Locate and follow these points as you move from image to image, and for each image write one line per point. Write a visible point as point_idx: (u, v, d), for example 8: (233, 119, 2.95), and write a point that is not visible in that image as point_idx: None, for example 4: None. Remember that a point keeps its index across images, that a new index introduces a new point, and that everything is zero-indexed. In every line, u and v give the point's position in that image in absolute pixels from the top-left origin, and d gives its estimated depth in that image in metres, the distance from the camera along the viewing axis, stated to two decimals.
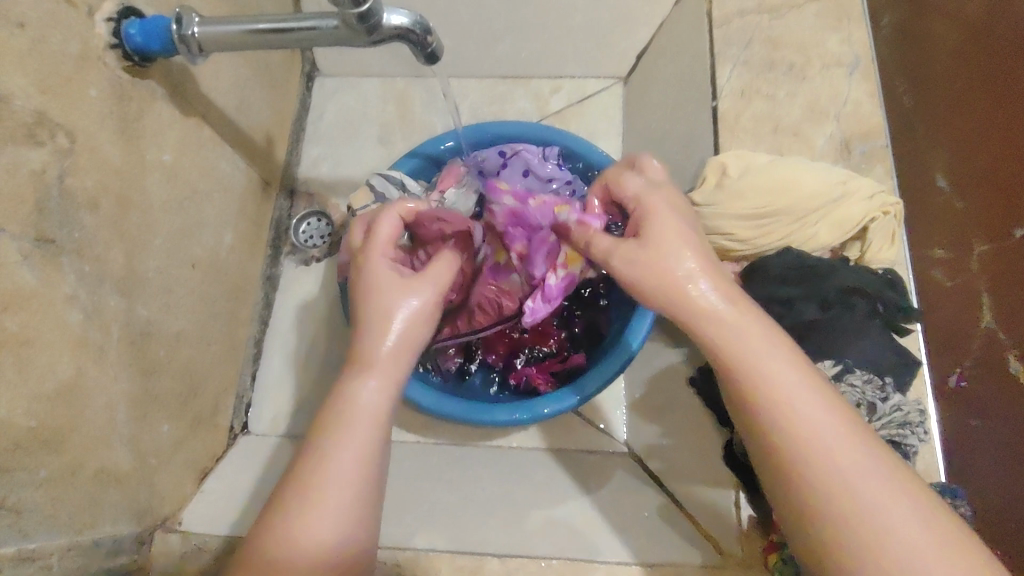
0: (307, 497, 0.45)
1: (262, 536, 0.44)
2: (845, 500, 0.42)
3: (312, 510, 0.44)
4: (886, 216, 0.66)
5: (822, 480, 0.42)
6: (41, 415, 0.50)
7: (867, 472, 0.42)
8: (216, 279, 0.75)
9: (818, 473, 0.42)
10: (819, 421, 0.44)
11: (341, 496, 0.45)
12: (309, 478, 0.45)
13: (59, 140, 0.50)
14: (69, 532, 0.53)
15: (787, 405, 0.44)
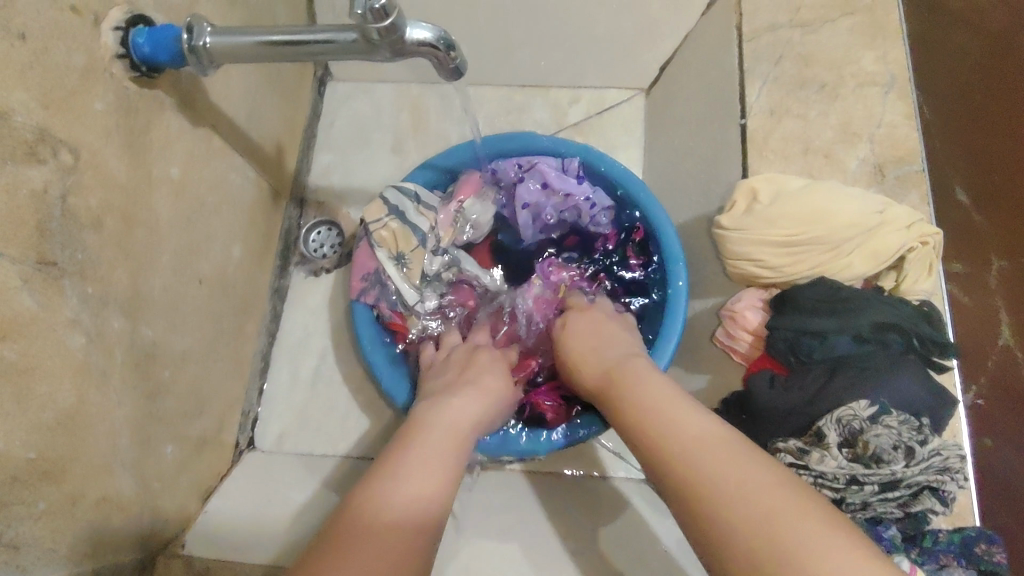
0: (394, 480, 0.43)
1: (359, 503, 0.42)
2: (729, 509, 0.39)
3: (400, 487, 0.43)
4: (924, 246, 0.63)
5: (709, 497, 0.41)
6: (40, 445, 0.47)
7: (726, 458, 0.42)
8: (223, 294, 0.73)
9: (696, 477, 0.42)
10: (688, 420, 0.46)
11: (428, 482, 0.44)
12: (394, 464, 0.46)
13: (61, 157, 0.48)
14: (69, 565, 0.51)
15: (651, 412, 0.49)
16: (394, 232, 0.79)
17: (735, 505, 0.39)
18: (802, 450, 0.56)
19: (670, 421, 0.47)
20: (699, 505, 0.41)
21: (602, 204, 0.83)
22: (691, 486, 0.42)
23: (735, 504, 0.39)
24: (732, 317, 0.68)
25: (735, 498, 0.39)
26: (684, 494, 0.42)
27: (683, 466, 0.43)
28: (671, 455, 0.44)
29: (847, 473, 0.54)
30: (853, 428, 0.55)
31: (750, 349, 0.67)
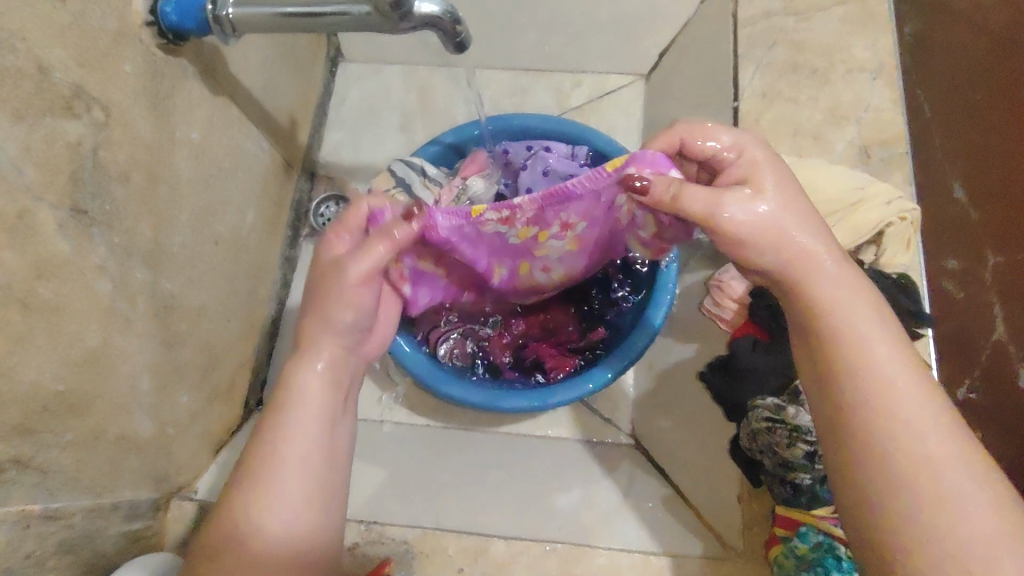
0: (249, 505, 0.44)
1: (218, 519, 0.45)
2: (920, 468, 0.40)
3: (264, 504, 0.44)
4: (904, 221, 0.66)
5: (902, 442, 0.41)
6: (69, 380, 0.51)
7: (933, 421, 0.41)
8: (237, 258, 0.77)
9: (890, 413, 0.42)
10: (896, 377, 0.43)
11: (290, 501, 0.45)
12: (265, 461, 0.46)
13: (94, 114, 0.52)
14: (90, 494, 0.55)
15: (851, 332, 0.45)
16: None
17: (932, 479, 0.40)
18: (779, 407, 0.61)
19: (882, 370, 0.44)
20: (889, 465, 0.41)
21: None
22: (890, 450, 0.41)
23: (935, 487, 0.40)
24: (719, 285, 0.72)
25: (931, 474, 0.40)
26: (874, 448, 0.42)
27: (871, 410, 0.43)
28: (868, 399, 0.43)
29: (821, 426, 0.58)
30: None
31: (734, 316, 0.71)
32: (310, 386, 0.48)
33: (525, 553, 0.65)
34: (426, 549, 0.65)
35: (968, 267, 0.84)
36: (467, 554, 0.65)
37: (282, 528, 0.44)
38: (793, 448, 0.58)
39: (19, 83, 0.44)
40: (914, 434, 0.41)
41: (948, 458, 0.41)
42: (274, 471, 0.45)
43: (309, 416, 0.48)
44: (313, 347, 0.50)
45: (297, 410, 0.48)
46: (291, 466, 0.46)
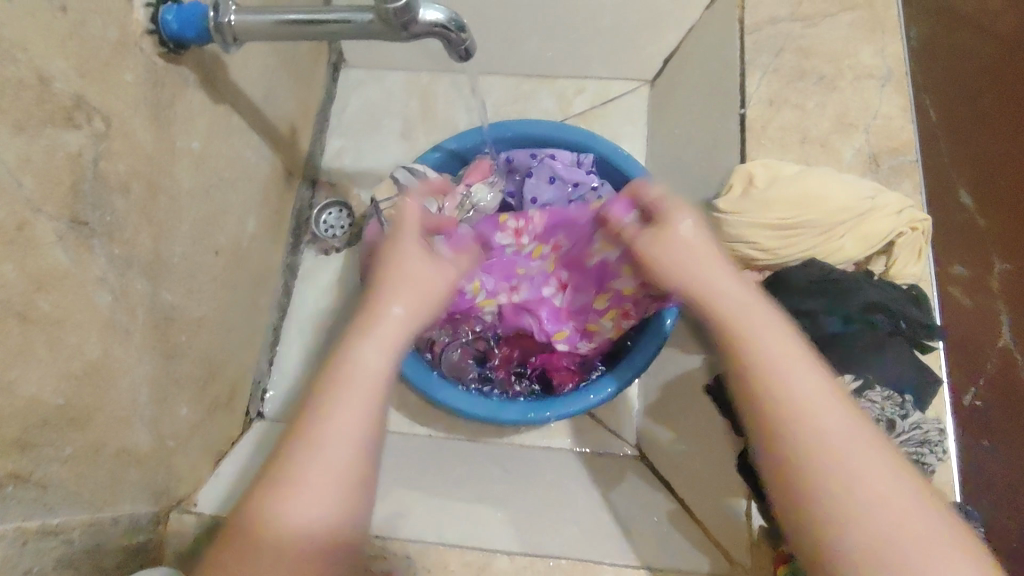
0: (284, 485, 0.41)
1: (247, 522, 0.41)
2: (848, 491, 0.40)
3: (293, 487, 0.41)
4: (914, 231, 0.65)
5: (829, 459, 0.41)
6: (69, 393, 0.51)
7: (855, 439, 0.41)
8: (238, 267, 0.76)
9: (813, 429, 0.42)
10: (806, 390, 0.43)
11: (324, 484, 0.42)
12: (306, 453, 0.42)
13: (95, 124, 0.51)
14: (90, 509, 0.54)
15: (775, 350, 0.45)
16: None
17: (853, 497, 0.40)
18: None
19: (792, 384, 0.43)
20: (812, 485, 0.41)
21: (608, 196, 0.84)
22: (808, 465, 0.41)
23: (856, 499, 0.40)
24: None
25: (854, 488, 0.40)
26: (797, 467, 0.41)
27: (789, 427, 0.42)
28: (780, 415, 0.43)
29: None
30: None
31: None
32: (366, 367, 0.45)
33: (528, 568, 0.61)
34: (428, 564, 0.62)
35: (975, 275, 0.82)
36: (470, 569, 0.62)
37: (309, 514, 0.41)
38: None
39: (20, 93, 0.44)
40: (838, 448, 0.41)
41: (873, 473, 0.41)
42: (317, 460, 0.42)
43: (362, 397, 0.44)
44: (376, 329, 0.47)
45: (346, 390, 0.44)
46: (332, 448, 0.42)
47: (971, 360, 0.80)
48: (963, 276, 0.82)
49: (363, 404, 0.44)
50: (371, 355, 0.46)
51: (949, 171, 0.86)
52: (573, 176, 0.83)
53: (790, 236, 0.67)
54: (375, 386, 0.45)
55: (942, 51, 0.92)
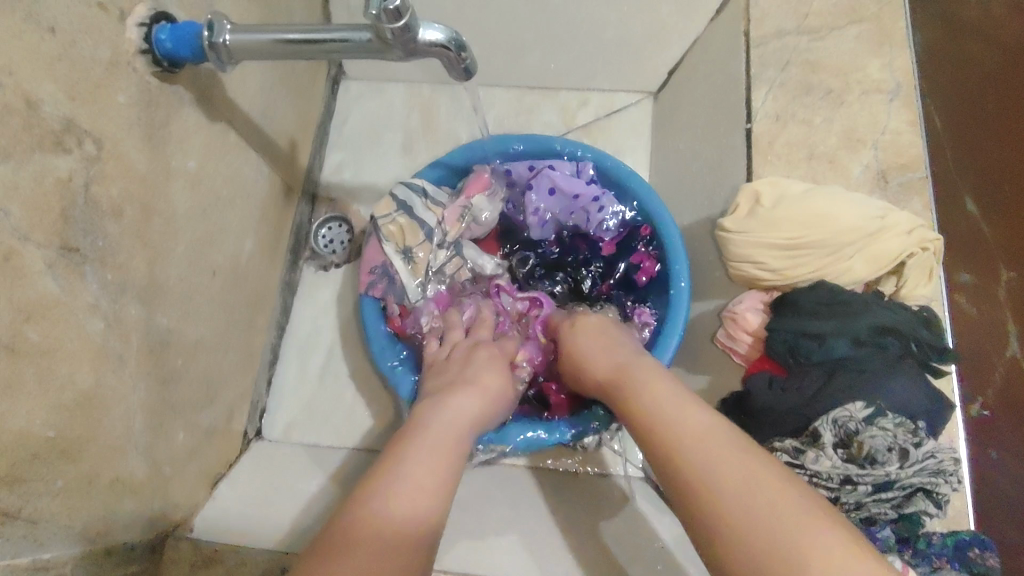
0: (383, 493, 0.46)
1: (336, 529, 0.43)
2: (724, 495, 0.41)
3: (390, 492, 0.46)
4: (925, 251, 0.64)
5: (700, 471, 0.43)
6: (59, 425, 0.49)
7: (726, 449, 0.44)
8: (236, 286, 0.75)
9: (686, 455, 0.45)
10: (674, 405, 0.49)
11: (417, 494, 0.46)
12: (391, 472, 0.47)
13: (86, 148, 0.50)
14: (82, 541, 0.53)
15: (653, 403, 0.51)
16: (401, 226, 0.80)
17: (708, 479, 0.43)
18: (797, 451, 0.56)
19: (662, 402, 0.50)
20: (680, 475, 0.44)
21: (611, 208, 0.83)
22: (686, 476, 0.44)
23: (713, 481, 0.43)
24: (732, 317, 0.68)
25: (705, 468, 0.43)
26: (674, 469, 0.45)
27: (665, 441, 0.47)
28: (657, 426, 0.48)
29: (841, 473, 0.54)
30: (848, 430, 0.55)
31: (749, 350, 0.67)
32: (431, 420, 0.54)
33: None
34: None
35: (980, 283, 0.81)
36: None
37: (401, 513, 0.45)
38: None
39: (6, 120, 0.42)
40: (706, 461, 0.44)
41: (740, 473, 0.42)
42: (402, 477, 0.47)
43: (443, 442, 0.51)
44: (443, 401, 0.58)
45: (422, 439, 0.51)
46: (417, 466, 0.48)
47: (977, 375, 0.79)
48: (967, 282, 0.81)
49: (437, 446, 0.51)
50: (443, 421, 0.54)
51: (957, 181, 0.85)
52: (573, 184, 0.82)
53: (799, 255, 0.65)
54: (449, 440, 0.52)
55: (949, 56, 0.91)
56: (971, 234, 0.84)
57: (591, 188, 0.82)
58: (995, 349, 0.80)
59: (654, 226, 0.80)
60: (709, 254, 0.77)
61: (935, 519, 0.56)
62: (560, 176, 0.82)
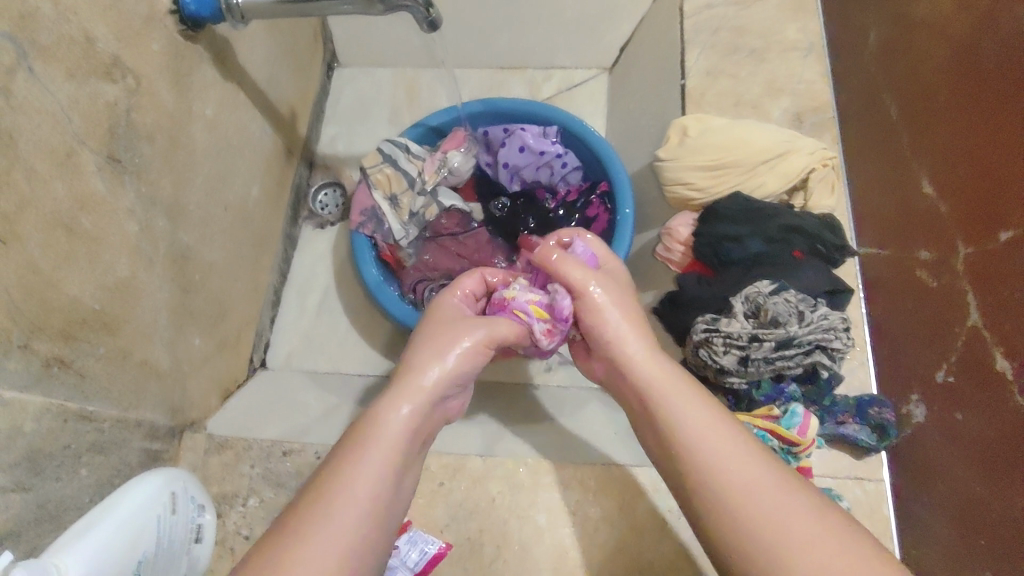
0: (306, 531, 0.43)
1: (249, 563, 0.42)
2: (764, 527, 0.45)
3: (303, 546, 0.42)
4: (825, 167, 0.76)
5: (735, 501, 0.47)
6: (103, 300, 0.61)
7: (750, 479, 0.47)
8: (243, 226, 0.87)
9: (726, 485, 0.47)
10: (701, 418, 0.51)
11: (348, 535, 0.44)
12: (327, 492, 0.45)
13: (128, 81, 0.62)
14: (118, 407, 0.64)
15: (700, 436, 0.50)
16: (388, 176, 0.89)
17: (738, 486, 0.47)
18: (713, 320, 0.69)
19: (682, 409, 0.52)
20: (708, 482, 0.48)
21: (573, 164, 0.90)
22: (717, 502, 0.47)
23: (740, 495, 0.47)
24: (667, 231, 0.79)
25: (746, 499, 0.46)
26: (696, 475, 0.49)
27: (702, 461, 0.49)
28: (681, 444, 0.51)
29: (749, 332, 0.66)
30: (757, 302, 0.67)
31: (682, 258, 0.78)
32: (395, 426, 0.50)
33: (497, 467, 0.71)
34: None
35: (941, 255, 0.73)
36: (446, 469, 0.72)
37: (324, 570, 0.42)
38: (726, 354, 0.67)
39: (70, 48, 0.55)
40: (744, 486, 0.47)
41: (765, 496, 0.46)
42: (336, 508, 0.45)
43: (385, 452, 0.48)
44: (408, 389, 0.52)
45: (374, 446, 0.48)
46: (356, 509, 0.45)
47: (972, 368, 0.66)
48: (929, 258, 0.75)
49: (380, 467, 0.47)
50: (394, 428, 0.50)
51: (912, 162, 0.80)
52: (543, 145, 0.89)
53: (719, 176, 0.77)
54: (394, 451, 0.49)
55: (900, 30, 0.86)
56: (930, 216, 0.75)
57: (559, 152, 0.89)
58: (954, 315, 0.70)
59: (608, 182, 0.87)
60: (650, 190, 0.89)
61: (831, 371, 0.67)
62: (531, 138, 0.89)
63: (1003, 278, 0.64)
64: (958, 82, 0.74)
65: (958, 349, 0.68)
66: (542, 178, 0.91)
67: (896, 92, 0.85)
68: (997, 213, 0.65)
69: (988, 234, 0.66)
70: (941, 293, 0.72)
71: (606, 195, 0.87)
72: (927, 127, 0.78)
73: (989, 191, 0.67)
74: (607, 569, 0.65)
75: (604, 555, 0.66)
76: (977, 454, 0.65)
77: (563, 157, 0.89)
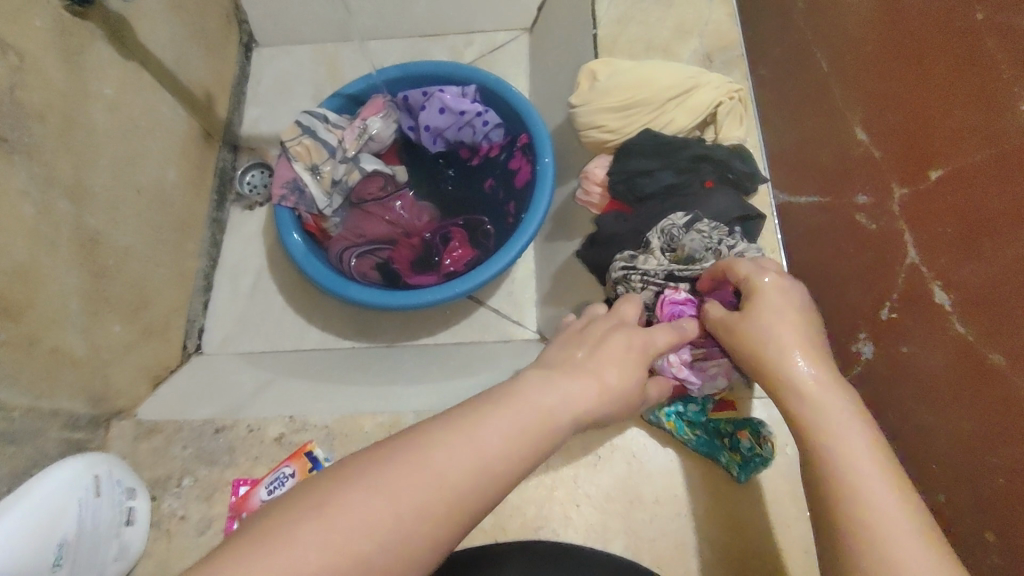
0: (404, 459, 0.36)
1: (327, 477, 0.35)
2: (892, 548, 0.38)
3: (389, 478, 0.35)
4: (731, 100, 0.77)
5: (871, 514, 0.40)
6: (1, 285, 0.58)
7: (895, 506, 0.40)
8: (161, 210, 0.85)
9: (862, 496, 0.41)
10: (853, 434, 0.43)
11: (439, 486, 0.36)
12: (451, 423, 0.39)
13: (9, 58, 0.60)
14: (29, 394, 0.62)
15: (837, 434, 0.44)
16: (308, 147, 0.87)
17: (874, 499, 0.40)
18: (630, 258, 0.68)
19: (829, 411, 0.45)
20: (853, 495, 0.41)
21: (494, 121, 0.89)
22: (853, 508, 0.40)
23: (871, 509, 0.40)
24: (585, 175, 0.79)
25: (886, 525, 0.39)
26: (821, 459, 0.43)
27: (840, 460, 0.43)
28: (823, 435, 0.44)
29: (664, 270, 0.64)
30: (672, 236, 0.66)
31: (600, 199, 0.79)
32: (548, 411, 0.42)
33: None
34: (344, 430, 0.69)
35: (878, 199, 0.70)
36: (382, 428, 0.69)
37: (383, 509, 0.34)
38: (644, 290, 0.65)
39: None
40: (882, 508, 0.40)
41: (898, 523, 0.39)
42: (447, 440, 0.38)
43: (519, 432, 0.40)
44: (574, 379, 0.45)
45: (513, 413, 0.41)
46: (459, 465, 0.37)
47: (911, 302, 0.65)
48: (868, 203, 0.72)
49: (507, 440, 0.39)
50: (548, 413, 0.42)
51: (844, 113, 0.77)
52: (462, 106, 0.88)
53: (629, 115, 0.77)
54: (534, 442, 0.40)
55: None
56: (865, 161, 0.73)
57: (479, 110, 0.88)
58: (894, 255, 0.67)
59: (528, 134, 0.86)
60: (571, 142, 0.89)
61: None
62: (451, 101, 0.88)
63: (938, 215, 0.61)
64: (888, 30, 0.69)
65: (898, 283, 0.67)
66: (464, 138, 0.91)
67: (827, 47, 0.81)
68: (936, 150, 0.61)
69: (921, 174, 0.63)
70: (877, 237, 0.71)
71: (526, 147, 0.87)
72: (852, 80, 0.76)
73: (919, 130, 0.64)
74: (546, 508, 0.66)
75: (543, 497, 0.66)
76: (930, 391, 0.62)
77: (484, 115, 0.89)
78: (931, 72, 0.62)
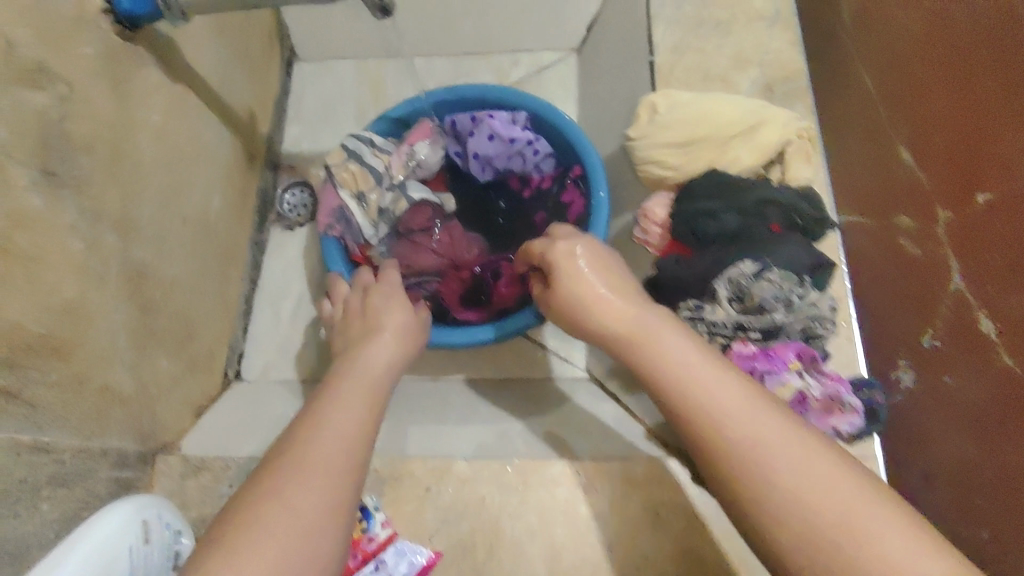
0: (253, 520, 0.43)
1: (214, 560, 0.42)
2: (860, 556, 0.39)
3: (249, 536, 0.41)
4: (800, 138, 0.73)
5: (834, 523, 0.40)
6: (50, 324, 0.56)
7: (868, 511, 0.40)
8: (206, 237, 0.83)
9: (795, 512, 0.41)
10: (769, 431, 0.44)
11: (301, 509, 0.43)
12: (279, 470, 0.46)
13: (60, 88, 0.58)
14: (78, 435, 0.60)
15: (748, 443, 0.44)
16: (353, 173, 0.85)
17: (829, 504, 0.41)
18: (696, 305, 0.67)
19: (746, 420, 0.45)
20: (793, 511, 0.41)
21: (544, 150, 0.87)
22: (805, 532, 0.40)
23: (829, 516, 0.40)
24: (643, 213, 0.77)
25: (867, 538, 0.39)
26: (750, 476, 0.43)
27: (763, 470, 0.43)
28: (738, 454, 0.44)
29: (733, 321, 0.64)
30: (741, 286, 0.64)
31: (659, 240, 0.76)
32: (341, 421, 0.50)
33: (485, 468, 0.68)
34: (392, 476, 0.69)
35: (923, 227, 0.64)
36: (433, 474, 0.68)
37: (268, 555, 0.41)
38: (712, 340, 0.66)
39: None
40: (841, 510, 0.40)
41: (874, 522, 0.39)
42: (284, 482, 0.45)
43: (332, 440, 0.48)
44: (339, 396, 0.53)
45: (314, 433, 0.48)
46: (307, 489, 0.44)
47: (958, 333, 0.59)
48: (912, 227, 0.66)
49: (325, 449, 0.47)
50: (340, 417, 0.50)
51: (889, 134, 0.71)
52: (511, 133, 0.86)
53: (691, 153, 0.75)
54: (347, 437, 0.49)
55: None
56: (913, 188, 0.66)
57: (528, 139, 0.86)
58: (936, 279, 0.62)
59: (581, 167, 0.84)
60: (625, 174, 0.86)
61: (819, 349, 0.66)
62: (499, 127, 0.85)
63: (986, 242, 0.56)
64: (934, 45, 0.63)
65: (945, 312, 0.61)
66: (513, 166, 0.89)
67: (867, 64, 0.75)
68: (983, 172, 0.56)
69: (967, 198, 0.58)
70: (927, 264, 0.64)
71: (580, 179, 0.84)
72: (895, 99, 0.70)
73: (971, 148, 0.58)
74: (601, 567, 0.63)
75: (598, 554, 0.64)
76: (971, 420, 0.57)
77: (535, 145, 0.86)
78: (981, 89, 0.57)
